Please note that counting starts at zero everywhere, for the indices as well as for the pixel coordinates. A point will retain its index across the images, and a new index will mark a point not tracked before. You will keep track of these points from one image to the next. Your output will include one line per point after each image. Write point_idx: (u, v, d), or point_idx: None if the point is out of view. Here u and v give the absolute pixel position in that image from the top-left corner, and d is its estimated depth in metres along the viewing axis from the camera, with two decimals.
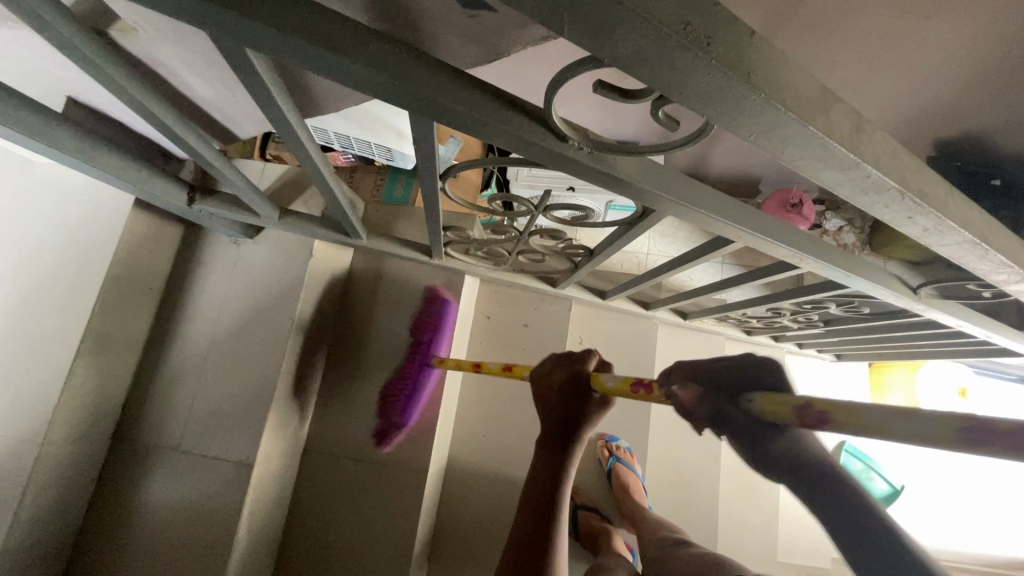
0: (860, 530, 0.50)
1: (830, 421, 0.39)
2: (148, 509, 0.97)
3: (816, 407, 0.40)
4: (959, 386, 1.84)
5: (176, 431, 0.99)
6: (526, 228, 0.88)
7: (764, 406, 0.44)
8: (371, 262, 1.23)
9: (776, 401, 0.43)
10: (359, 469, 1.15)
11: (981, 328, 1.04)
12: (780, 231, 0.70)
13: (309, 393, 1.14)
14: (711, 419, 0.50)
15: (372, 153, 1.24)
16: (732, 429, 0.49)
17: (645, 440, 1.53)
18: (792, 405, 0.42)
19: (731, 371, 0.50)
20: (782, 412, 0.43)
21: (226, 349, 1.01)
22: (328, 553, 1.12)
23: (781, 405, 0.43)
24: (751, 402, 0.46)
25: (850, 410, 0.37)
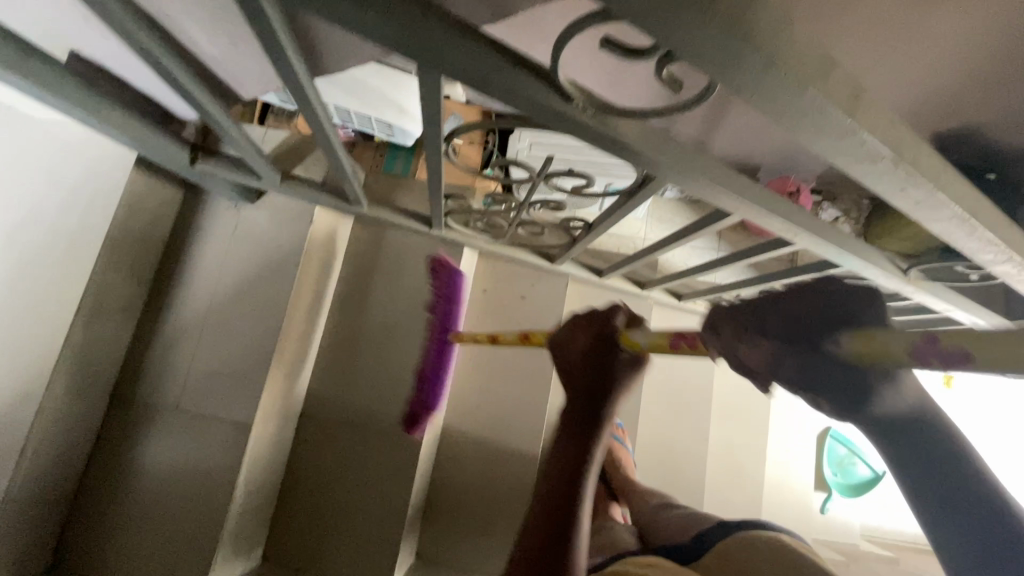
0: (961, 505, 0.44)
1: (967, 356, 0.34)
2: (147, 466, 0.98)
3: (942, 342, 0.35)
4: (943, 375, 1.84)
5: (176, 391, 1.00)
6: (527, 198, 0.89)
7: (860, 349, 0.39)
8: (370, 232, 1.23)
9: (857, 346, 0.39)
10: (355, 435, 1.17)
11: (968, 313, 1.07)
12: (775, 205, 0.72)
13: (307, 360, 1.15)
14: (792, 378, 0.42)
15: (372, 129, 1.22)
16: (820, 383, 0.42)
17: (636, 418, 1.56)
18: (909, 346, 0.36)
19: (818, 304, 0.41)
20: (867, 351, 0.38)
21: (225, 312, 1.02)
22: (324, 515, 1.14)
23: (882, 346, 0.37)
24: (839, 346, 0.40)
25: (978, 337, 0.34)
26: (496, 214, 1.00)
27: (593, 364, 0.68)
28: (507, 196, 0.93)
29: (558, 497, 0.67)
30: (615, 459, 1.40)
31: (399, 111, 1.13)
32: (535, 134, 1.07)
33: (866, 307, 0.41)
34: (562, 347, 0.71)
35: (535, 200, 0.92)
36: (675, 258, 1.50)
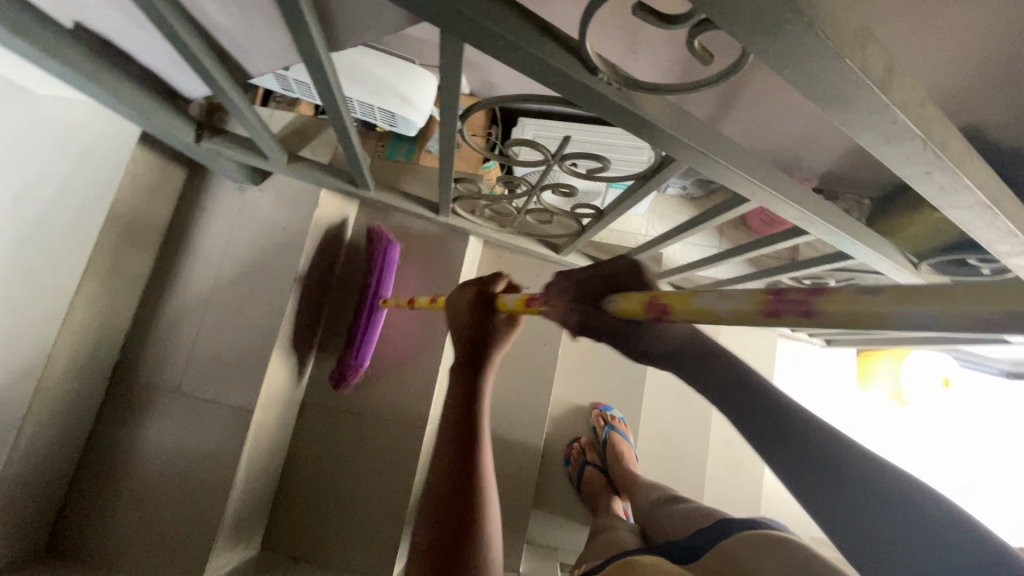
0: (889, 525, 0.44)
1: (666, 310, 0.41)
2: (146, 450, 0.97)
3: (659, 300, 0.41)
4: (943, 375, 1.81)
5: (177, 374, 0.98)
6: (539, 182, 0.88)
7: (621, 305, 0.46)
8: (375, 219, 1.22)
9: (615, 305, 0.46)
10: (357, 424, 1.15)
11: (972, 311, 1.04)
12: (790, 192, 0.71)
13: (310, 346, 1.14)
14: (581, 326, 0.52)
15: (375, 118, 1.17)
16: (599, 332, 0.51)
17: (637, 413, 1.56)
18: (643, 300, 0.43)
19: (605, 273, 0.51)
20: (622, 309, 0.45)
21: (229, 294, 1.00)
22: (324, 503, 1.13)
23: (634, 303, 0.44)
24: (610, 304, 0.47)
25: (684, 299, 0.40)
26: (505, 201, 0.99)
27: (482, 320, 0.70)
28: (518, 181, 0.92)
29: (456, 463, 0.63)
30: (617, 452, 1.39)
31: (404, 100, 1.08)
32: (540, 120, 1.05)
33: (627, 275, 0.50)
34: (455, 317, 0.72)
35: (546, 186, 0.91)
36: (678, 252, 1.49)
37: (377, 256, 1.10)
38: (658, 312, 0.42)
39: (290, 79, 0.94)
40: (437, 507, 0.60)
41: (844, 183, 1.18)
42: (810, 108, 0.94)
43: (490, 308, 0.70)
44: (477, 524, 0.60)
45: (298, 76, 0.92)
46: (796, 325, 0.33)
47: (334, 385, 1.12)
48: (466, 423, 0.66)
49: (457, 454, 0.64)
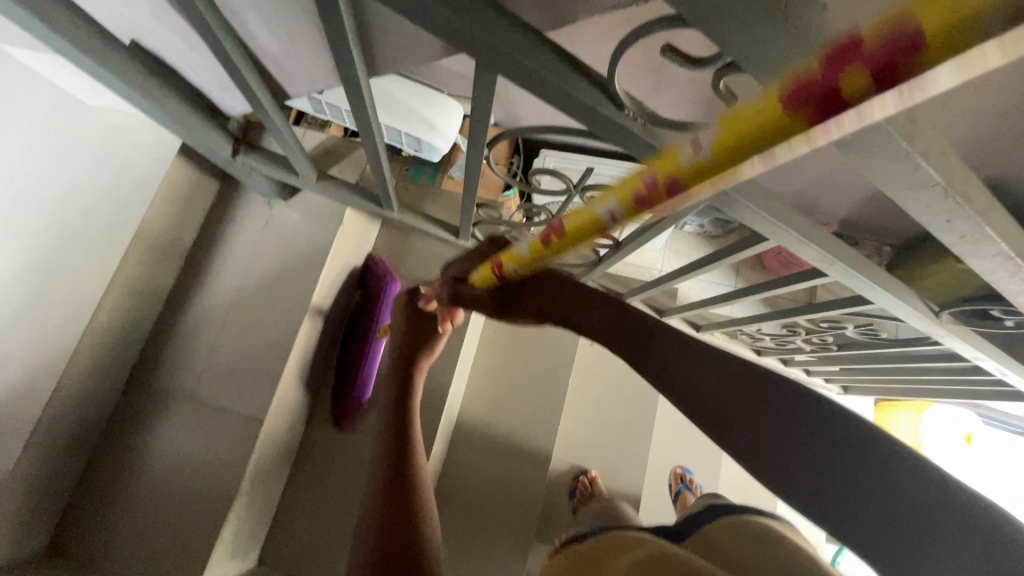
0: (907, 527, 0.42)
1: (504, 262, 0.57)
2: (154, 455, 0.97)
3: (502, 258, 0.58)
4: (962, 431, 1.76)
5: (192, 381, 1.00)
6: (558, 212, 0.89)
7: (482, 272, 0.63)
8: (395, 239, 1.24)
9: (474, 276, 0.65)
10: (363, 441, 1.15)
11: (997, 366, 1.01)
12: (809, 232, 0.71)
13: (323, 361, 1.15)
14: (457, 299, 0.69)
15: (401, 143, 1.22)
16: (474, 299, 0.68)
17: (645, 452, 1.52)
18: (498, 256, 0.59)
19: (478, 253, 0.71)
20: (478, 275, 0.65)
21: (249, 305, 1.03)
22: (323, 520, 1.11)
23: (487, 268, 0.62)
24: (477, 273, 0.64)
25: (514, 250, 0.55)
26: (524, 228, 1.01)
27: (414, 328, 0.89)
28: (538, 209, 0.94)
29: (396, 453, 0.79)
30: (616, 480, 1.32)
31: (432, 126, 1.11)
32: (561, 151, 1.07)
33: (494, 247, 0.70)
34: (393, 334, 0.92)
35: (565, 215, 0.93)
36: (694, 289, 1.49)
37: (379, 290, 1.15)
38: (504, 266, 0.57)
39: (325, 103, 0.98)
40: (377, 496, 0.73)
41: (861, 229, 1.18)
42: (832, 155, 0.95)
43: (417, 317, 0.90)
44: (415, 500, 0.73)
45: (331, 100, 0.95)
46: (560, 244, 0.46)
47: (334, 423, 1.13)
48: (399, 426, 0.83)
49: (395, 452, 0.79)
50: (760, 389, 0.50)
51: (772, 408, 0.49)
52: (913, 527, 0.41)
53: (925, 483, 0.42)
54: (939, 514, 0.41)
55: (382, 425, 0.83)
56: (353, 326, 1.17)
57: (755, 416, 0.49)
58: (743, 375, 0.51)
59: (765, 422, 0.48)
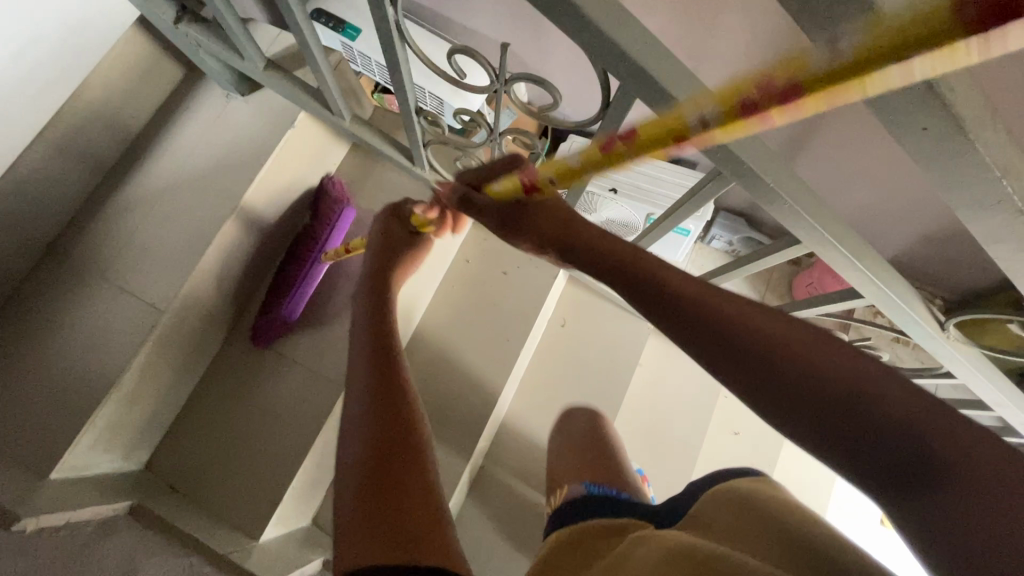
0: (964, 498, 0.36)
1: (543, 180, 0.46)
2: (47, 326, 0.91)
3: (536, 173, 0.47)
4: None
5: (105, 257, 0.94)
6: (497, 121, 0.78)
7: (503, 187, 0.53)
8: (361, 163, 1.16)
9: (494, 188, 0.54)
10: (279, 367, 1.06)
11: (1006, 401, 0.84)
12: (769, 167, 0.58)
13: (256, 273, 1.08)
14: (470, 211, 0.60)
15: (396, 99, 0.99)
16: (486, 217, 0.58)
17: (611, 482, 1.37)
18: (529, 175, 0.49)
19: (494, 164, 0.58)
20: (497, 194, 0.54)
21: (182, 193, 0.97)
22: (217, 438, 1.03)
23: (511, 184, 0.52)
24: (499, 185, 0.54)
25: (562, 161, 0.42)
26: (471, 151, 0.91)
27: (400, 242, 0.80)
28: (478, 124, 0.84)
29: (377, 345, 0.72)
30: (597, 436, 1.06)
31: (453, 87, 0.83)
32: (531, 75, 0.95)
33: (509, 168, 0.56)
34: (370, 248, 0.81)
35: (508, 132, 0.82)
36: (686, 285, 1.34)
37: (331, 213, 1.07)
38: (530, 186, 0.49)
39: (356, 52, 0.88)
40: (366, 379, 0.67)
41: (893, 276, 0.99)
42: None
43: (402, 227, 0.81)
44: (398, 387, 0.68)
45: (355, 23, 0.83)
46: (620, 160, 0.34)
47: (252, 340, 1.05)
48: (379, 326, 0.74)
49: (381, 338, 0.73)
50: (758, 318, 0.46)
51: (766, 347, 0.44)
52: (915, 471, 0.38)
53: (933, 421, 0.38)
54: (935, 451, 0.37)
55: (365, 313, 0.75)
56: (296, 244, 1.08)
57: (760, 357, 0.44)
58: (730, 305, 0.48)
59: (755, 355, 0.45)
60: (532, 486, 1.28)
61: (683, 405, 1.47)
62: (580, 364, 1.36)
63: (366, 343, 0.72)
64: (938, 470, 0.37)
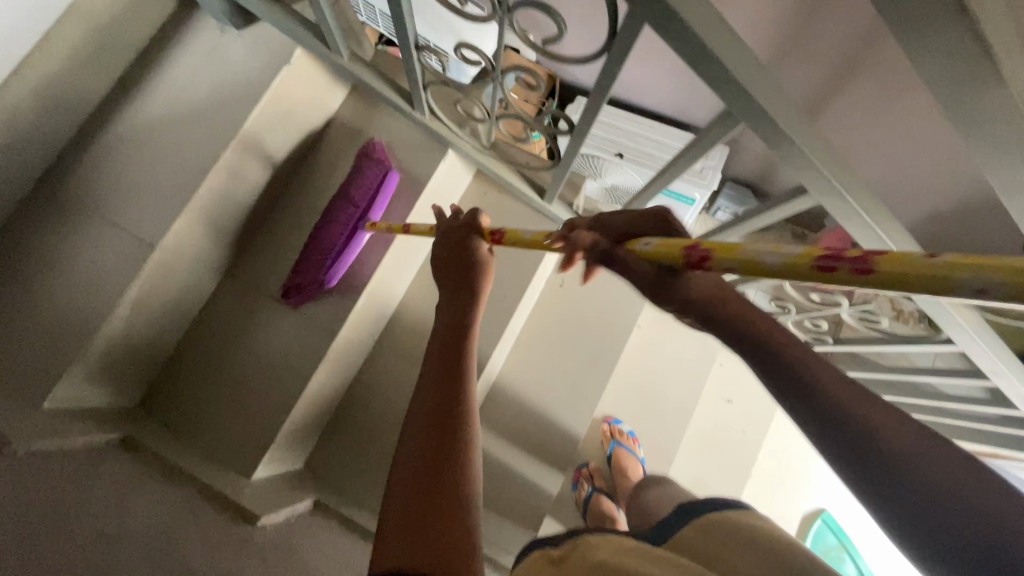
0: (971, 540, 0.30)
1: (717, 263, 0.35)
2: (39, 260, 0.90)
3: (702, 247, 0.36)
4: None
5: (97, 193, 0.92)
6: (500, 54, 0.74)
7: (652, 249, 0.40)
8: (361, 107, 1.12)
9: (639, 246, 0.42)
10: (273, 312, 1.04)
11: (1004, 369, 0.83)
12: (782, 105, 0.55)
13: (252, 217, 1.06)
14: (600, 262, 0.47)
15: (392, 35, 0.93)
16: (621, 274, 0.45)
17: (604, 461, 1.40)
18: (683, 246, 0.38)
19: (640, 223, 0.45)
20: (649, 256, 0.41)
21: (175, 129, 0.94)
22: (211, 379, 1.03)
23: (671, 248, 0.39)
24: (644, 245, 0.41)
25: (747, 253, 0.34)
26: (472, 92, 0.86)
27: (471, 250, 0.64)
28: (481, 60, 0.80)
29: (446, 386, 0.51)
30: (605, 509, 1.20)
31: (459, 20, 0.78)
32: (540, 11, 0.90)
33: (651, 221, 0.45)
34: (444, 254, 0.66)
35: (511, 70, 0.78)
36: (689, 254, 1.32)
37: (373, 175, 1.02)
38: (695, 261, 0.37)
39: None
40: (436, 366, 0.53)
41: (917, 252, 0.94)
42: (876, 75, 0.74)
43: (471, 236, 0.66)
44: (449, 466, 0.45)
45: None
46: (842, 284, 0.29)
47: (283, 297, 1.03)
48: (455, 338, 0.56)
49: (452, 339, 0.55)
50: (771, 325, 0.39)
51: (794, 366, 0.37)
52: (971, 543, 0.30)
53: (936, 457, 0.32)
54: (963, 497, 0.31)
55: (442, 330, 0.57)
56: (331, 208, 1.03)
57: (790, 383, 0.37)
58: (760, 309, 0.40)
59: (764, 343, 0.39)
60: (525, 441, 1.29)
61: (681, 371, 1.47)
62: (579, 322, 1.35)
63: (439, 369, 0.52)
64: (996, 552, 0.29)
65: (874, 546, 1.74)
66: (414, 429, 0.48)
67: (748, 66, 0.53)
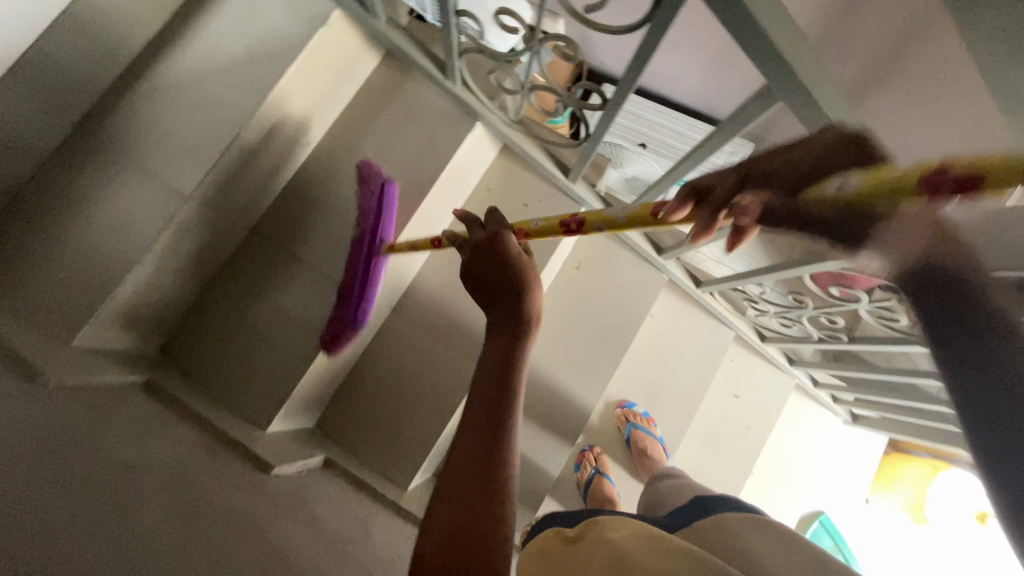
0: None
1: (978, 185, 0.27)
2: (73, 202, 0.93)
3: (941, 169, 0.28)
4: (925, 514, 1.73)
5: (132, 141, 0.94)
6: (539, 23, 0.74)
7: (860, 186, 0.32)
8: (392, 74, 1.12)
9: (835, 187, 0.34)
10: (294, 272, 1.06)
11: None
12: (824, 83, 0.55)
13: (279, 177, 1.07)
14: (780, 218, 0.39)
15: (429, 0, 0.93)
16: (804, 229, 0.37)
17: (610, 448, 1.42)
18: (907, 174, 0.29)
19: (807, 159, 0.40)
20: (846, 201, 0.33)
21: (211, 83, 0.96)
22: (231, 332, 1.05)
23: (887, 176, 0.31)
24: (845, 184, 0.33)
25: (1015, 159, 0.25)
26: (507, 61, 0.87)
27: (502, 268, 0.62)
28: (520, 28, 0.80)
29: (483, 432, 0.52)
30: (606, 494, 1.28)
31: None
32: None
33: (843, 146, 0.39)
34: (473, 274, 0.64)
35: (549, 39, 0.78)
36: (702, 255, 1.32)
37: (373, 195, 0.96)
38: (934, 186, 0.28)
39: None
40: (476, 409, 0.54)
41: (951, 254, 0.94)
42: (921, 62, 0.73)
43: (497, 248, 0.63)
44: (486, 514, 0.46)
45: None
46: None
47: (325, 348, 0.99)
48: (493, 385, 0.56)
49: (496, 386, 0.55)
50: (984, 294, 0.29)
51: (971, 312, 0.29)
52: None
53: None
54: None
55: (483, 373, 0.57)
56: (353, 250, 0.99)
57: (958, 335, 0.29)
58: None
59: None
60: (531, 419, 1.30)
61: (691, 362, 1.47)
62: (592, 306, 1.36)
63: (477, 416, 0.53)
64: None
65: (869, 551, 1.74)
66: (454, 476, 0.49)
67: (792, 43, 0.53)
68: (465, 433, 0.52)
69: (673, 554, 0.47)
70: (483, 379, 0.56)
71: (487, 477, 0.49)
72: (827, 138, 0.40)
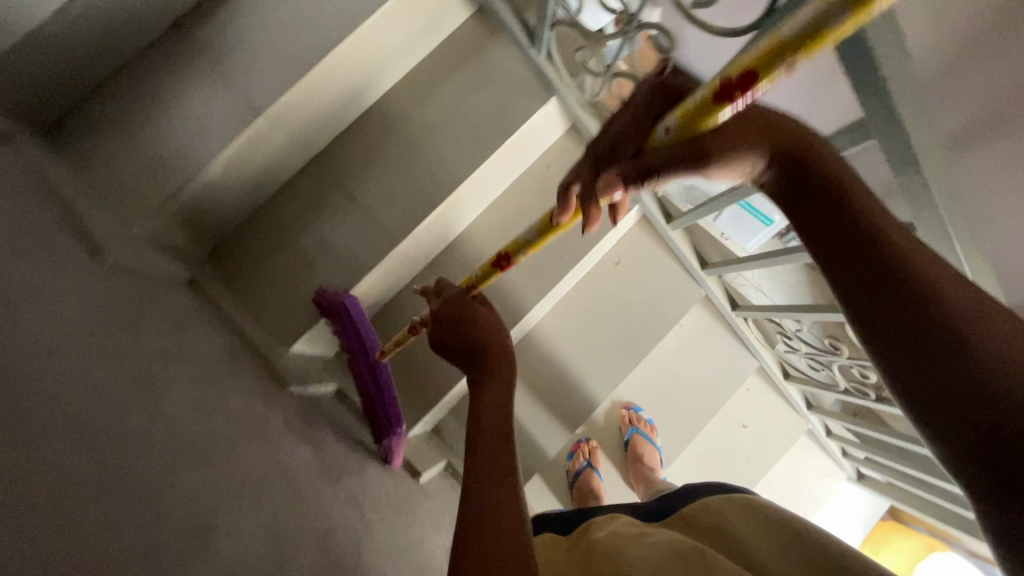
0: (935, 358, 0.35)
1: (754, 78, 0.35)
2: (159, 97, 0.97)
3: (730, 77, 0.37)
4: None
5: (222, 49, 0.97)
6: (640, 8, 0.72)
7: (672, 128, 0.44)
8: (479, 33, 1.11)
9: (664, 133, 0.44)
10: (345, 207, 1.08)
11: None
12: (926, 130, 0.52)
13: (350, 113, 1.09)
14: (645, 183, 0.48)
15: None
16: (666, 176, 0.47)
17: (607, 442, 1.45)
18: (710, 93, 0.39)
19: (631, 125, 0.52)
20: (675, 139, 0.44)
21: (305, 7, 0.97)
22: (275, 251, 1.08)
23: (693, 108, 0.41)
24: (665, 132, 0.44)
25: (775, 37, 0.33)
26: (599, 41, 0.85)
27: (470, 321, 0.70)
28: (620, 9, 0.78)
29: (490, 447, 0.51)
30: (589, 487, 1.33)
31: None
32: None
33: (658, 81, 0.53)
34: (441, 347, 0.71)
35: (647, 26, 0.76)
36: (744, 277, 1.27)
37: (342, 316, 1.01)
38: (731, 88, 0.37)
39: None
40: (483, 430, 0.53)
41: None
42: None
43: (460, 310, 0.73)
44: (510, 521, 0.44)
45: None
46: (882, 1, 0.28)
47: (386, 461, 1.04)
48: (495, 413, 0.55)
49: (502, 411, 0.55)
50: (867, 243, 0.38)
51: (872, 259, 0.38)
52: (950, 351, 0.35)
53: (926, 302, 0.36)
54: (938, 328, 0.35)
55: (486, 404, 0.57)
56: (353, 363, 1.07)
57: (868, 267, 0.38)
58: (871, 197, 0.40)
59: (877, 278, 0.37)
60: (539, 400, 1.32)
61: (709, 382, 1.45)
62: (622, 304, 1.35)
63: (482, 439, 0.52)
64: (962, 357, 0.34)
65: None
66: (470, 505, 0.46)
67: (901, 78, 0.50)
68: (478, 469, 0.48)
69: (669, 557, 0.48)
70: (489, 414, 0.55)
71: (503, 491, 0.47)
72: (636, 90, 0.54)
